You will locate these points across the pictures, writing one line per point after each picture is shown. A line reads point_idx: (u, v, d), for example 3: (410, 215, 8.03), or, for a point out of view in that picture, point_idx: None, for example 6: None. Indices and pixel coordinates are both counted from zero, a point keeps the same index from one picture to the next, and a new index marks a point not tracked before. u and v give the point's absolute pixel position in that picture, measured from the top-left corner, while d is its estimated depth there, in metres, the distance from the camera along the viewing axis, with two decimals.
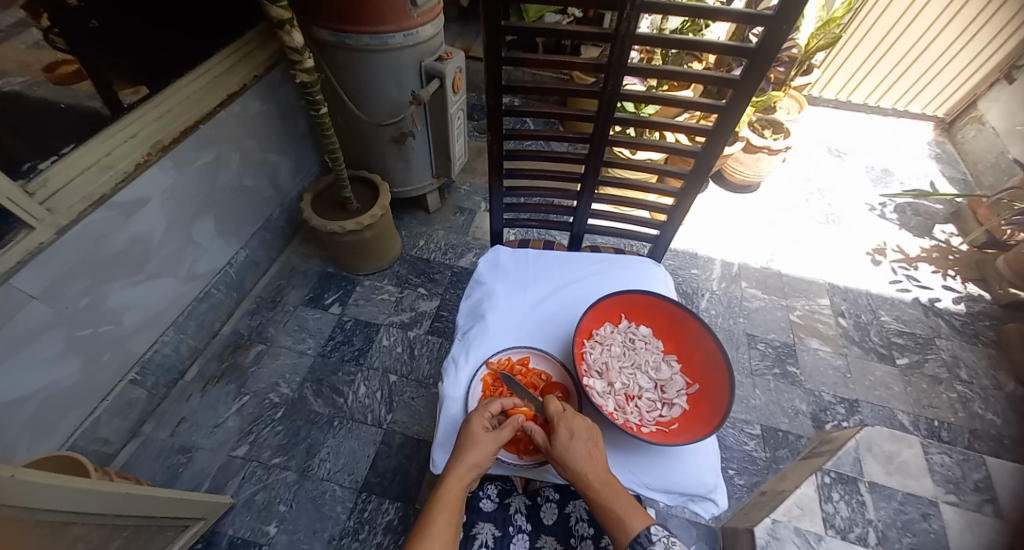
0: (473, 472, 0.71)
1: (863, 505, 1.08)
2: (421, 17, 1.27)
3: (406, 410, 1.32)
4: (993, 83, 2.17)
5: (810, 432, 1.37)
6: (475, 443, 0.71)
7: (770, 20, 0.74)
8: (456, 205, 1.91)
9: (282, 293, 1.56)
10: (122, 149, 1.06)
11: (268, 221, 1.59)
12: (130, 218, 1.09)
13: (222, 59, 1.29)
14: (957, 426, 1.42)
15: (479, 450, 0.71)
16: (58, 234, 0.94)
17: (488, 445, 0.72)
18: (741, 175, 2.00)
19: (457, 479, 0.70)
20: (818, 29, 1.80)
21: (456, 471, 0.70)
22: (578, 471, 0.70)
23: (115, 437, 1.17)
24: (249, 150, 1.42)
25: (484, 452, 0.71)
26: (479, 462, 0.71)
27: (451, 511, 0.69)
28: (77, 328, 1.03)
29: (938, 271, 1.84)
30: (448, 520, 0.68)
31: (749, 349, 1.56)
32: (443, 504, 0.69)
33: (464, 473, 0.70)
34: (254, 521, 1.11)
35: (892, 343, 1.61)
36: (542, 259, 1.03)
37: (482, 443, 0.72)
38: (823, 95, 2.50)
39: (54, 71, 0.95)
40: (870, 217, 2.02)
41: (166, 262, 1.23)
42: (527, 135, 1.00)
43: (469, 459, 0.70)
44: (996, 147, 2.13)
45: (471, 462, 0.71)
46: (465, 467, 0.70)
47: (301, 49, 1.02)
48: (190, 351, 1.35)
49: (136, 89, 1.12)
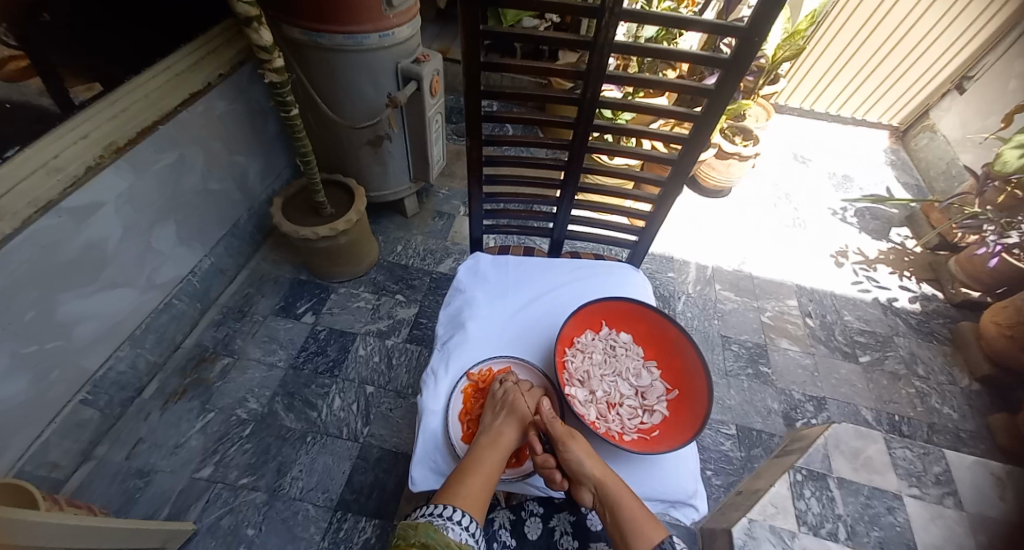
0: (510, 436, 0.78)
1: (833, 501, 1.14)
2: (396, 18, 1.24)
3: (384, 422, 1.28)
4: (945, 94, 2.30)
5: (782, 430, 1.41)
6: (516, 408, 0.79)
7: (742, 32, 0.75)
8: (434, 210, 1.88)
9: (250, 302, 1.49)
10: (71, 151, 0.98)
11: (235, 226, 1.51)
12: (82, 224, 1.01)
13: (184, 57, 1.22)
14: (917, 420, 1.49)
15: (518, 413, 0.78)
16: (1, 243, 0.86)
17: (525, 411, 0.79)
18: (713, 180, 2.05)
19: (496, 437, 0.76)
20: (784, 41, 1.86)
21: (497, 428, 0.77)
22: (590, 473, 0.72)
23: (65, 461, 1.08)
24: (215, 152, 1.35)
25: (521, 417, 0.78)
26: (516, 425, 0.78)
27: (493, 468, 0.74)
28: (22, 345, 0.95)
29: (896, 272, 1.94)
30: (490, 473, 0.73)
31: (724, 350, 1.59)
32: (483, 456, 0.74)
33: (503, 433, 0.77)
34: (220, 547, 1.04)
35: (856, 341, 1.68)
36: (522, 266, 1.01)
37: (520, 407, 0.79)
38: (788, 103, 2.60)
39: (4, 66, 0.91)
40: (833, 221, 2.11)
41: (124, 270, 1.15)
42: (507, 140, 0.99)
43: (508, 420, 0.77)
44: (946, 154, 2.26)
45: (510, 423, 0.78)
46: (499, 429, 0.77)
47: (270, 48, 0.97)
48: (150, 366, 1.27)
49: (90, 85, 1.06)
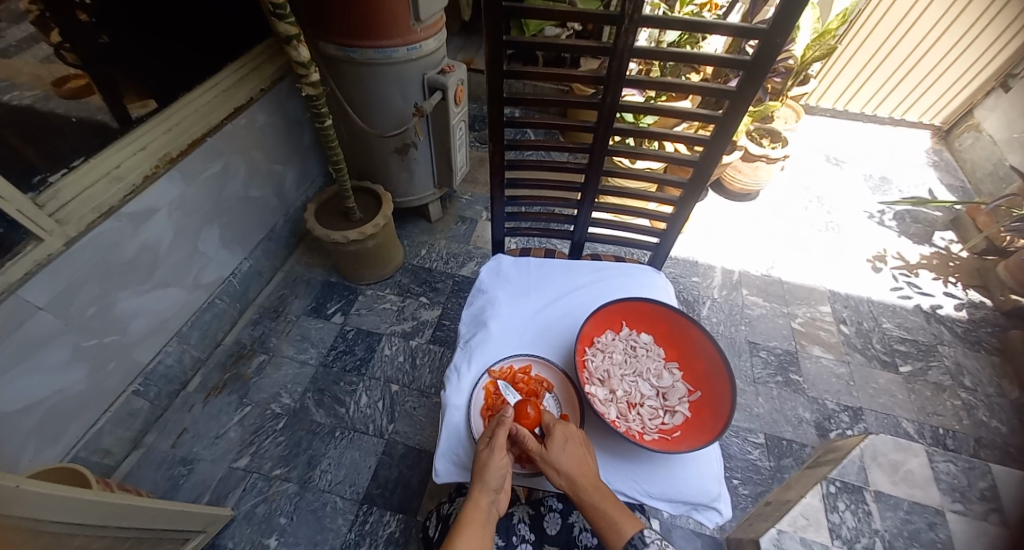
0: (490, 494, 0.71)
1: (870, 515, 1.11)
2: (423, 31, 1.30)
3: (408, 420, 1.32)
4: (988, 93, 2.19)
5: (814, 441, 1.36)
6: (484, 463, 0.72)
7: (764, 34, 0.75)
8: (458, 215, 1.93)
9: (284, 302, 1.57)
10: (131, 161, 1.07)
11: (272, 231, 1.60)
12: (138, 228, 1.10)
13: (230, 73, 1.32)
14: (963, 434, 1.40)
15: (490, 469, 0.71)
16: (67, 245, 0.95)
17: (497, 462, 0.72)
18: (740, 184, 2.02)
19: (475, 502, 0.70)
20: (813, 41, 1.82)
21: (473, 493, 0.71)
22: (570, 475, 0.69)
23: (118, 447, 1.17)
24: (255, 162, 1.44)
25: (494, 471, 0.71)
26: (490, 485, 0.71)
27: (476, 534, 0.69)
28: (83, 338, 1.04)
29: (939, 278, 1.84)
30: (474, 542, 0.68)
31: (751, 356, 1.55)
32: (466, 527, 0.69)
33: (481, 495, 0.71)
34: (254, 534, 1.10)
35: (895, 350, 1.60)
36: (543, 268, 1.03)
37: (491, 462, 0.72)
38: (820, 105, 2.53)
39: (64, 85, 0.97)
40: (869, 225, 2.03)
41: (173, 271, 1.24)
42: (529, 145, 1.01)
43: (481, 480, 0.70)
44: (993, 155, 2.15)
45: (484, 483, 0.71)
46: (481, 489, 0.71)
47: (308, 64, 1.04)
48: (194, 362, 1.35)
49: (145, 102, 1.14)
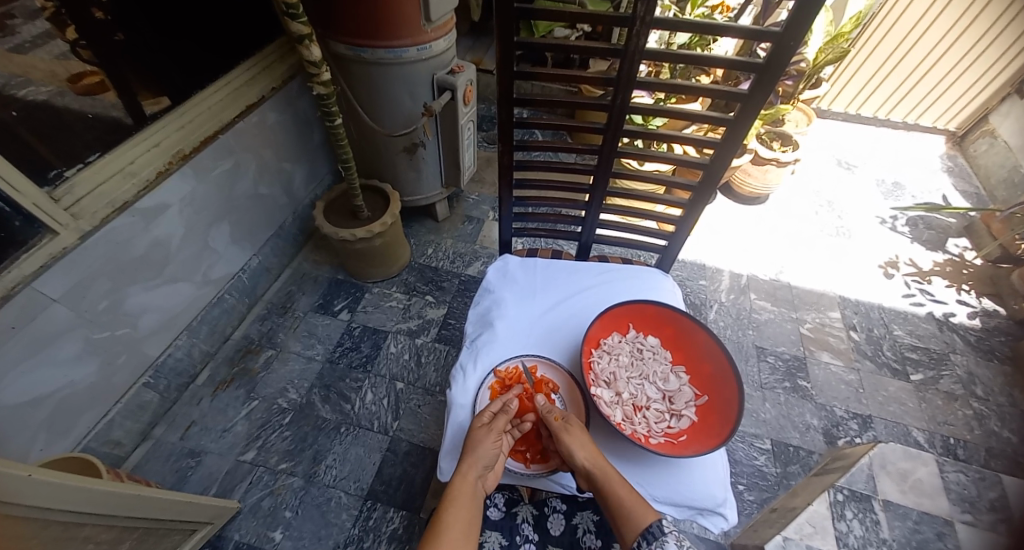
0: (478, 470, 0.73)
1: (877, 524, 1.09)
2: (434, 31, 1.30)
3: (413, 418, 1.32)
4: (1004, 97, 2.16)
5: (821, 448, 1.35)
6: (476, 442, 0.74)
7: (776, 36, 0.74)
8: (465, 214, 1.93)
9: (292, 299, 1.58)
10: (145, 158, 1.09)
11: (281, 228, 1.62)
12: (150, 224, 1.12)
13: (242, 72, 1.34)
14: (973, 444, 1.38)
15: (482, 448, 0.73)
16: (81, 239, 0.97)
17: (489, 441, 0.74)
18: (749, 188, 2.00)
19: (463, 477, 0.72)
20: (826, 44, 1.79)
21: (462, 469, 0.73)
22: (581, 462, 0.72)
23: (127, 439, 1.19)
24: (266, 160, 1.46)
25: (485, 450, 0.74)
26: (483, 460, 0.73)
27: (463, 509, 0.71)
28: (95, 331, 1.05)
29: (952, 285, 1.81)
30: (460, 518, 0.70)
31: (759, 362, 1.54)
32: (453, 504, 0.71)
33: (470, 472, 0.73)
34: (259, 527, 1.11)
35: (906, 357, 1.58)
36: (550, 268, 1.03)
37: (484, 441, 0.74)
38: (832, 108, 2.50)
39: (80, 82, 0.99)
40: (880, 230, 2.01)
41: (184, 266, 1.25)
42: (538, 145, 1.01)
43: (472, 457, 0.73)
44: (1008, 161, 2.11)
45: (475, 460, 0.73)
46: (469, 465, 0.73)
47: (319, 63, 1.04)
48: (202, 356, 1.37)
49: (158, 99, 1.15)
